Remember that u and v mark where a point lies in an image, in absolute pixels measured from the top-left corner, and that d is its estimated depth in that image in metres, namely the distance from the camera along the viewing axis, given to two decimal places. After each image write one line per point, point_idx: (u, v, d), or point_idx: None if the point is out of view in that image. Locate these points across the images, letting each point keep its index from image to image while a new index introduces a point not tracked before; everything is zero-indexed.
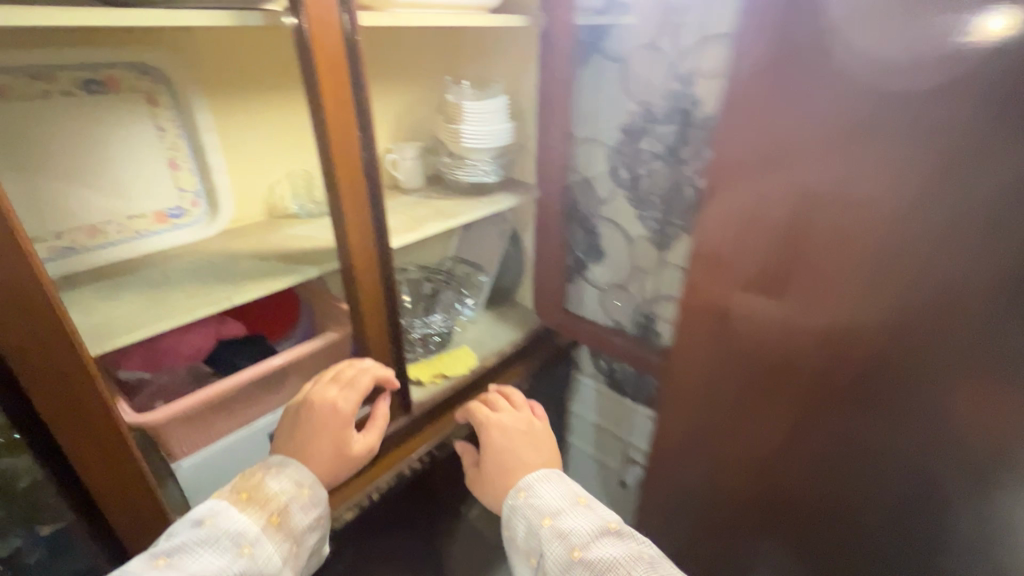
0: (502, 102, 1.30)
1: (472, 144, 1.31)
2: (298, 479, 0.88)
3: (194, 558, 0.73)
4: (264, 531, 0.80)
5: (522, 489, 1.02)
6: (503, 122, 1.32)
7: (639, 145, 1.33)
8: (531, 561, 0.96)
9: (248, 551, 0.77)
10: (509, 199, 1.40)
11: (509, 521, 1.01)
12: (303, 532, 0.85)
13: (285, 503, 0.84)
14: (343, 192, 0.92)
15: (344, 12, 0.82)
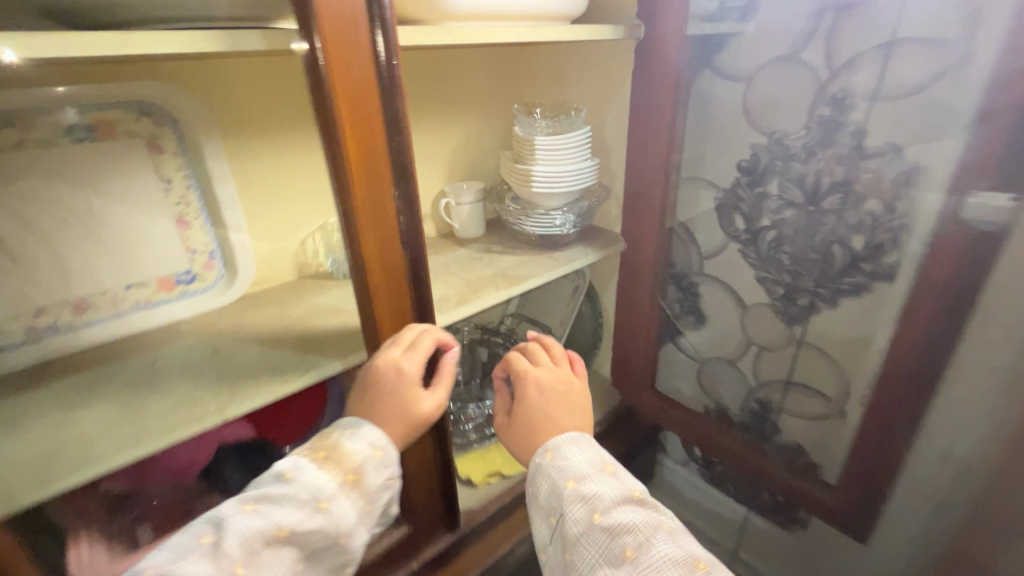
0: (584, 139, 1.03)
1: (545, 188, 1.03)
2: (372, 436, 0.68)
3: (275, 506, 0.62)
4: (341, 488, 0.65)
5: (548, 449, 0.79)
6: (584, 163, 1.05)
7: (764, 188, 1.01)
8: (548, 521, 0.75)
9: (323, 508, 0.64)
10: (590, 255, 1.11)
11: (533, 479, 0.78)
12: (382, 490, 0.69)
13: (361, 460, 0.67)
14: (372, 267, 0.68)
15: (374, 30, 0.58)
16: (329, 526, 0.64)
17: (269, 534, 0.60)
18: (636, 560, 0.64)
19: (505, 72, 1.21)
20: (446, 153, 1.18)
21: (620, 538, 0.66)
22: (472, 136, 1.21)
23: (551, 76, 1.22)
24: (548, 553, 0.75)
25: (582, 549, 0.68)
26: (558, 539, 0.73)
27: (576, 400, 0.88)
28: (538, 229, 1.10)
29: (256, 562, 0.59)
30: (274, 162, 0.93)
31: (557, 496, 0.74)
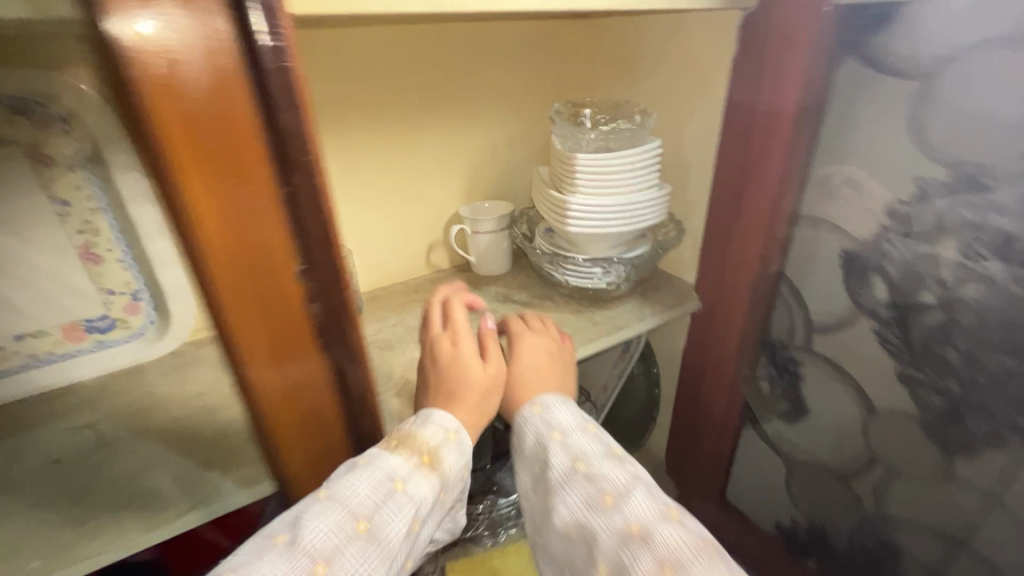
0: (650, 162, 0.71)
1: (585, 227, 0.72)
2: (439, 416, 0.54)
3: (349, 489, 0.46)
4: (423, 468, 0.49)
5: (536, 402, 0.59)
6: (646, 196, 0.73)
7: (933, 248, 0.64)
8: (527, 469, 0.56)
9: (407, 490, 0.47)
10: (646, 321, 0.78)
11: (517, 426, 0.59)
12: (460, 480, 0.53)
13: (434, 439, 0.51)
14: (264, 383, 0.42)
15: (235, 11, 0.31)
16: (414, 515, 0.47)
17: (347, 524, 0.44)
18: (619, 510, 0.47)
19: (549, 61, 0.90)
20: (464, 165, 0.89)
21: (601, 484, 0.50)
22: (497, 144, 0.91)
23: (612, 67, 0.90)
24: (524, 506, 0.57)
25: (561, 497, 0.51)
26: (537, 490, 0.55)
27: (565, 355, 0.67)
28: (572, 279, 0.78)
29: (338, 562, 0.42)
30: None
31: (541, 442, 0.55)
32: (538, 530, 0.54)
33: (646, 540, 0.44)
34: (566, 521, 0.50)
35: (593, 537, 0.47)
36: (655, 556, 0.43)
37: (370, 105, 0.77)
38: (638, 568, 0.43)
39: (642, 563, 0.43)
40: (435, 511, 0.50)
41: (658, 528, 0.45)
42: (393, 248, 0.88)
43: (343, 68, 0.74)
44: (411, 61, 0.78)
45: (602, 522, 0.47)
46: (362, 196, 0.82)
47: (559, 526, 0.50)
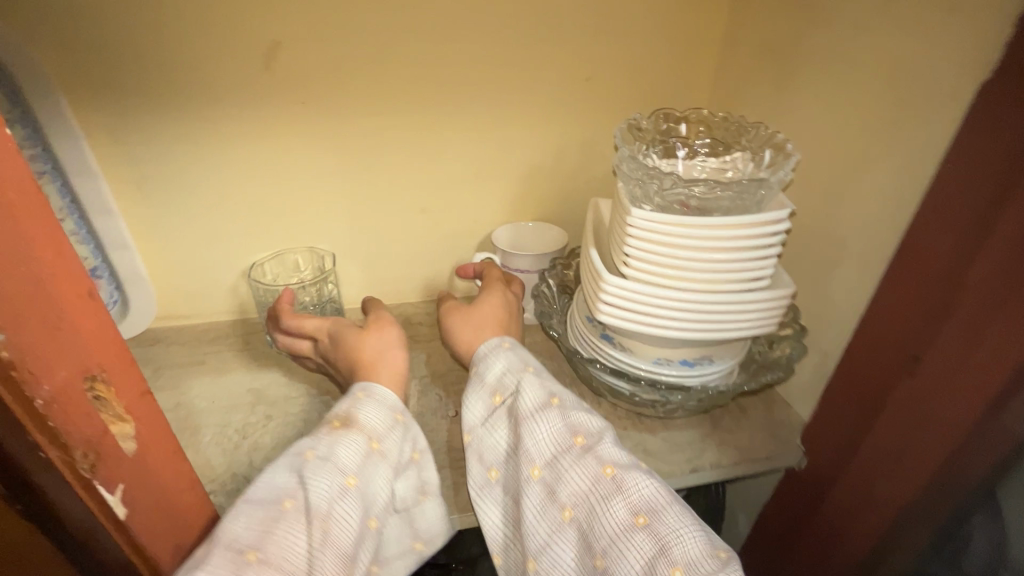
0: (757, 242, 0.43)
1: (631, 324, 0.46)
2: (354, 386, 0.45)
3: (264, 482, 0.37)
4: (332, 430, 0.40)
5: (505, 339, 0.50)
6: (736, 292, 0.45)
7: None
8: (486, 398, 0.47)
9: (321, 455, 0.39)
10: (691, 473, 0.50)
11: (482, 356, 0.49)
12: (396, 427, 0.43)
13: (344, 409, 0.43)
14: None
15: None
16: (337, 475, 0.38)
17: (270, 508, 0.36)
18: (593, 451, 0.40)
19: (649, 48, 0.62)
20: (506, 177, 0.69)
21: (575, 423, 0.42)
22: (553, 156, 0.68)
23: (741, 69, 0.60)
24: (470, 438, 0.46)
25: (529, 431, 0.42)
26: (499, 423, 0.45)
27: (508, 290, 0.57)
28: (609, 379, 0.51)
29: (272, 543, 0.34)
30: (183, 154, 0.58)
31: (514, 372, 0.46)
32: (493, 465, 0.45)
33: (620, 485, 0.38)
34: (531, 456, 0.41)
35: (562, 476, 0.39)
36: (628, 500, 0.37)
37: (383, 84, 0.59)
38: (610, 514, 0.37)
39: (614, 511, 0.37)
40: (375, 467, 0.40)
41: (634, 475, 0.38)
42: (406, 264, 0.73)
43: (346, 30, 0.56)
44: (443, 31, 0.58)
45: (574, 463, 0.39)
46: (364, 198, 0.66)
47: (521, 461, 0.41)
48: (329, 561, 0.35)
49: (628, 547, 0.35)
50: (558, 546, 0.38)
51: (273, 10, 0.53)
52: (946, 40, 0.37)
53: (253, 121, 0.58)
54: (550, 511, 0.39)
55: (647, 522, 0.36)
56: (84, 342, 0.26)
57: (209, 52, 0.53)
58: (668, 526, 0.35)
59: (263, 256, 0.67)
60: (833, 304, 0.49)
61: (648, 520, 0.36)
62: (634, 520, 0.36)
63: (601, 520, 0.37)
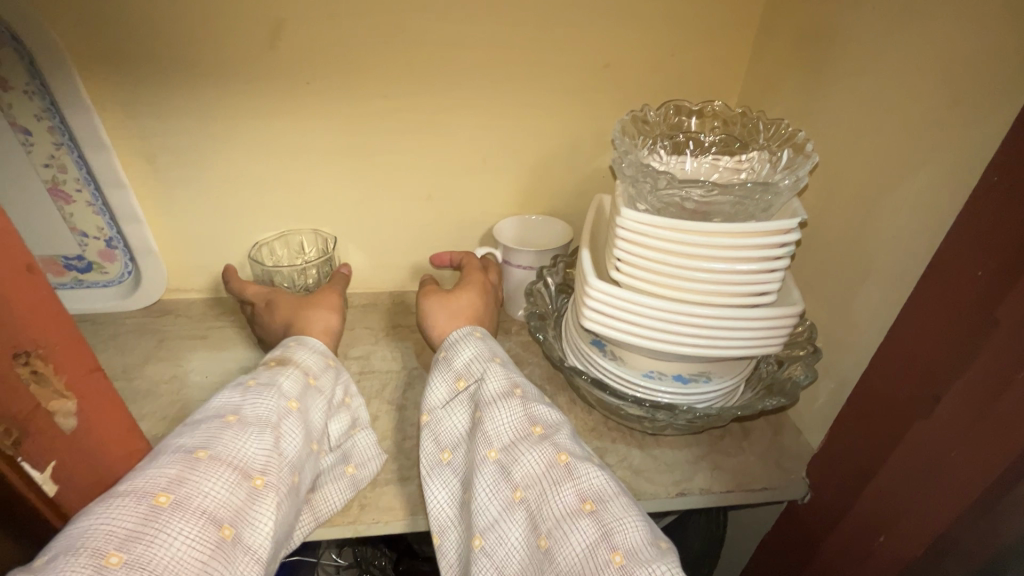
0: (763, 254, 0.38)
1: (621, 333, 0.43)
2: (290, 340, 0.48)
3: (210, 407, 0.39)
4: (269, 366, 0.43)
5: (477, 329, 0.49)
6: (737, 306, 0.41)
7: None
8: (450, 382, 0.45)
9: (263, 383, 0.41)
10: (678, 496, 0.46)
11: (452, 342, 0.48)
12: (328, 369, 0.47)
13: (278, 353, 0.46)
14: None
15: None
16: (280, 395, 0.40)
17: (214, 421, 0.37)
18: (551, 439, 0.39)
19: (674, 32, 0.57)
20: (515, 166, 0.66)
21: (535, 412, 0.41)
22: (566, 146, 0.65)
23: (774, 57, 0.54)
24: (429, 418, 0.45)
25: (489, 414, 0.41)
26: (460, 407, 0.44)
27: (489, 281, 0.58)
28: (606, 397, 0.47)
29: (222, 443, 0.35)
30: (191, 131, 0.58)
31: (481, 360, 0.45)
32: (448, 446, 0.43)
33: (573, 473, 0.36)
34: (489, 437, 0.40)
35: (518, 458, 0.38)
36: (578, 488, 0.35)
37: (388, 66, 0.57)
38: (557, 498, 0.35)
39: (564, 496, 0.35)
40: (313, 400, 0.43)
41: (587, 466, 0.37)
42: (411, 251, 0.72)
43: (350, 8, 0.54)
44: (451, 10, 0.55)
45: (531, 447, 0.38)
46: (369, 182, 0.65)
47: (478, 442, 0.40)
48: (280, 463, 0.37)
49: (573, 531, 0.33)
50: (504, 526, 0.36)
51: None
52: (1010, 27, 0.31)
53: (258, 100, 0.58)
54: (501, 490, 0.37)
55: (594, 509, 0.34)
56: (20, 318, 0.26)
57: (213, 28, 0.53)
58: (614, 515, 0.34)
59: (269, 235, 0.67)
60: (855, 327, 0.43)
61: (595, 507, 0.34)
62: (582, 505, 0.34)
63: (551, 503, 0.35)
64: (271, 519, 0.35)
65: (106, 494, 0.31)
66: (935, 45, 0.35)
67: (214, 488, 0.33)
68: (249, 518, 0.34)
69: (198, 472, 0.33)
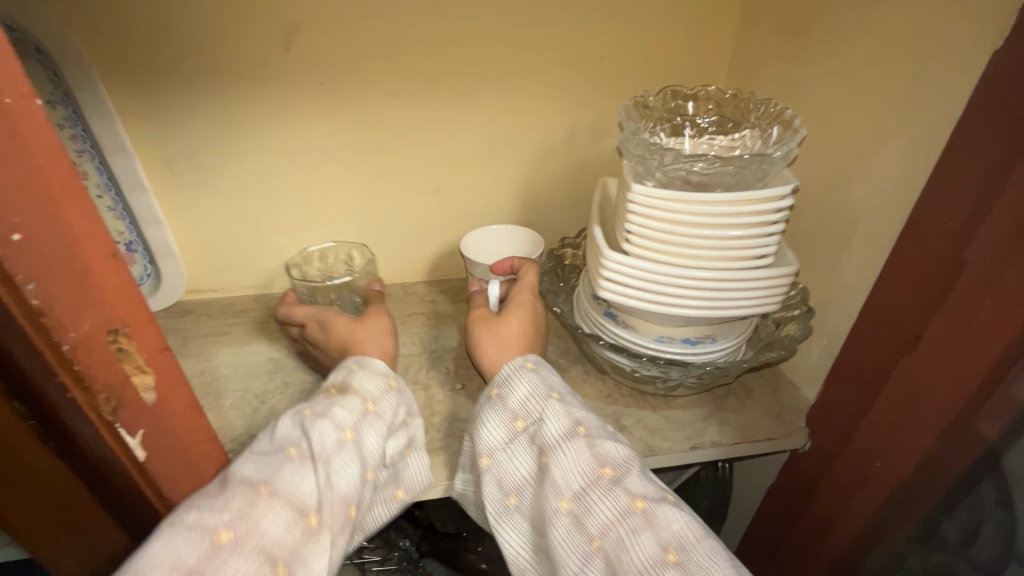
0: (759, 219, 0.42)
1: (633, 300, 0.47)
2: (350, 358, 0.50)
3: (273, 435, 0.41)
4: (330, 394, 0.45)
5: (528, 359, 0.48)
6: (740, 270, 0.45)
7: None
8: (506, 424, 0.46)
9: (318, 412, 0.42)
10: (691, 450, 0.50)
11: (505, 377, 0.48)
12: (388, 392, 0.47)
13: (339, 378, 0.47)
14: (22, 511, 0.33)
15: None
16: (335, 424, 0.42)
17: (277, 454, 0.39)
18: (622, 484, 0.39)
19: (662, 24, 0.61)
20: (518, 157, 0.69)
21: (602, 452, 0.41)
22: (566, 135, 0.68)
23: (756, 45, 0.58)
24: (490, 460, 0.45)
25: (554, 459, 0.41)
26: (521, 448, 0.44)
27: (536, 301, 0.56)
28: (612, 357, 0.52)
29: (280, 480, 0.37)
30: (208, 135, 0.61)
31: (539, 399, 0.45)
32: (513, 491, 0.43)
33: (652, 520, 0.37)
34: (558, 486, 0.40)
35: (591, 509, 0.38)
36: (660, 536, 0.36)
37: (396, 65, 0.60)
38: (637, 545, 0.36)
39: (644, 545, 0.35)
40: (368, 427, 0.44)
41: (664, 509, 0.37)
42: (420, 242, 0.75)
43: (358, 12, 0.57)
44: (452, 9, 0.58)
45: (603, 496, 0.38)
46: (379, 177, 0.68)
47: (548, 491, 0.40)
48: (332, 499, 0.38)
49: None
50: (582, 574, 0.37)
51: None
52: (964, 9, 0.35)
53: (274, 102, 0.60)
54: (580, 540, 0.38)
55: (678, 559, 0.35)
56: (109, 303, 0.29)
57: (228, 34, 0.55)
58: (699, 564, 0.34)
59: (284, 233, 0.70)
60: (841, 286, 0.48)
61: (679, 557, 0.35)
62: (666, 556, 0.35)
63: (631, 553, 0.35)
64: (322, 562, 0.36)
65: (173, 516, 0.34)
66: (901, 25, 0.40)
67: (271, 525, 0.35)
68: (303, 558, 0.35)
69: (257, 510, 0.35)
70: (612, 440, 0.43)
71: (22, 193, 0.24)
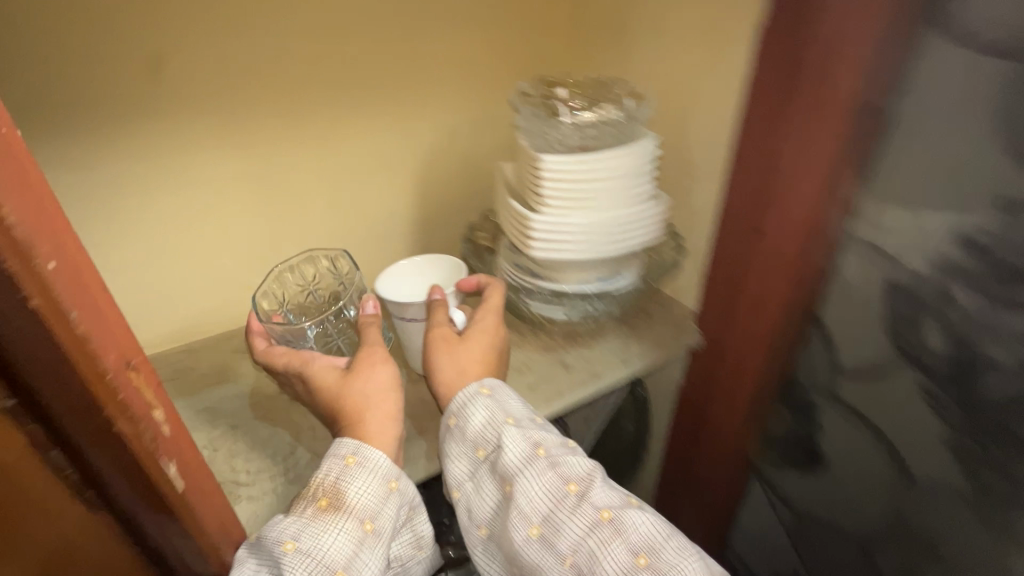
0: (638, 170, 0.54)
1: (560, 253, 0.56)
2: (339, 444, 0.45)
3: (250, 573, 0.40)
4: (319, 517, 0.41)
5: (483, 386, 0.52)
6: (635, 212, 0.56)
7: (1013, 300, 0.45)
8: (469, 453, 0.51)
9: (301, 549, 0.40)
10: (627, 367, 0.61)
11: (461, 406, 0.51)
12: (386, 499, 0.44)
13: (331, 482, 0.43)
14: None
15: None
16: (316, 565, 0.40)
17: None
18: (587, 500, 0.46)
19: None
20: None
21: (565, 471, 0.47)
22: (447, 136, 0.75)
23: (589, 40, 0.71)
24: (459, 493, 0.50)
25: (521, 487, 0.47)
26: (485, 476, 0.50)
27: (500, 320, 0.57)
28: (543, 308, 0.62)
29: None
30: (65, 190, 0.54)
31: (496, 427, 0.50)
32: (483, 521, 0.49)
33: (619, 529, 0.44)
34: (528, 515, 0.46)
35: (560, 528, 0.45)
36: (628, 543, 0.43)
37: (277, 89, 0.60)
38: (610, 557, 0.43)
39: (616, 553, 0.43)
40: (367, 553, 0.42)
41: (630, 516, 0.45)
42: None
43: (245, 24, 0.54)
44: None
45: (571, 515, 0.45)
46: (286, 203, 0.65)
47: (519, 522, 0.46)
48: None
49: None
50: None
51: (160, 7, 0.50)
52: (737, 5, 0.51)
53: (145, 145, 0.56)
54: (554, 560, 0.45)
55: (647, 560, 0.43)
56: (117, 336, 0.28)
57: (90, 64, 0.50)
58: (667, 561, 0.43)
59: (178, 281, 0.64)
60: (696, 215, 0.64)
61: (648, 559, 0.43)
62: (636, 559, 0.43)
63: (605, 562, 0.43)
64: None
65: None
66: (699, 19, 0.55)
67: None
68: None
69: None
70: (569, 455, 0.49)
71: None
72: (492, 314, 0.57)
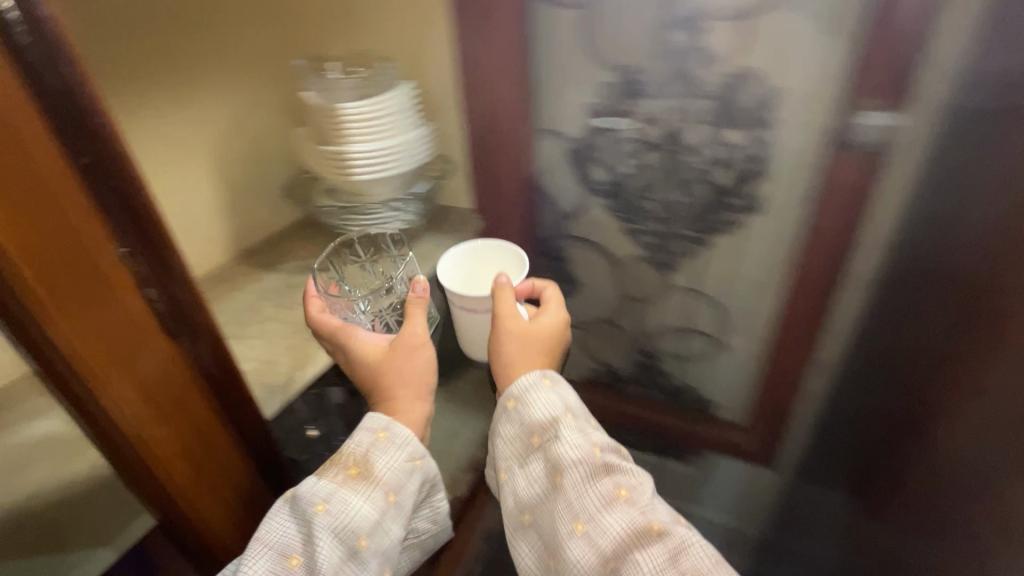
0: (405, 104, 0.78)
1: (372, 175, 0.77)
2: (368, 420, 0.56)
3: (280, 531, 0.49)
4: (348, 484, 0.51)
5: (546, 375, 0.63)
6: (414, 134, 0.80)
7: (620, 133, 0.85)
8: (525, 438, 0.60)
9: (331, 512, 0.49)
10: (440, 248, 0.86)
11: (522, 392, 0.62)
12: (408, 471, 0.55)
13: (359, 454, 0.54)
14: (194, 499, 0.45)
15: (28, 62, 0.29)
16: (340, 529, 0.49)
17: (278, 561, 0.47)
18: (634, 503, 0.52)
19: None
20: None
21: (619, 478, 0.54)
22: None
23: None
24: (507, 475, 0.59)
25: (567, 477, 0.54)
26: (535, 462, 0.58)
27: (556, 331, 0.71)
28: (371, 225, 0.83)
29: None
30: None
31: (551, 419, 0.58)
32: (527, 510, 0.57)
33: (665, 540, 0.49)
34: (575, 512, 0.52)
35: (603, 526, 0.50)
36: (674, 554, 0.48)
37: None
38: (649, 560, 0.47)
39: (661, 561, 0.47)
40: (386, 521, 0.52)
41: (678, 535, 0.49)
42: None
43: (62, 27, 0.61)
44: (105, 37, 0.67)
45: (615, 512, 0.51)
46: None
47: (566, 514, 0.52)
48: None
49: None
50: None
51: None
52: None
53: None
54: (592, 557, 0.49)
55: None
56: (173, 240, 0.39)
57: None
58: None
59: None
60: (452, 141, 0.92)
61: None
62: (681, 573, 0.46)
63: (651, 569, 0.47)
64: None
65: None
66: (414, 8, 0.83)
67: None
68: None
69: None
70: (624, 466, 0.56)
71: (64, 184, 0.32)
72: (546, 317, 0.72)
